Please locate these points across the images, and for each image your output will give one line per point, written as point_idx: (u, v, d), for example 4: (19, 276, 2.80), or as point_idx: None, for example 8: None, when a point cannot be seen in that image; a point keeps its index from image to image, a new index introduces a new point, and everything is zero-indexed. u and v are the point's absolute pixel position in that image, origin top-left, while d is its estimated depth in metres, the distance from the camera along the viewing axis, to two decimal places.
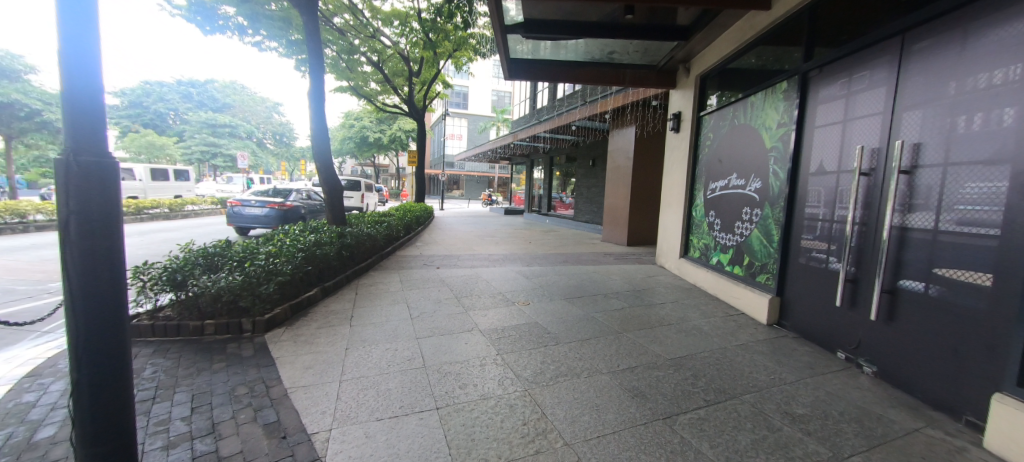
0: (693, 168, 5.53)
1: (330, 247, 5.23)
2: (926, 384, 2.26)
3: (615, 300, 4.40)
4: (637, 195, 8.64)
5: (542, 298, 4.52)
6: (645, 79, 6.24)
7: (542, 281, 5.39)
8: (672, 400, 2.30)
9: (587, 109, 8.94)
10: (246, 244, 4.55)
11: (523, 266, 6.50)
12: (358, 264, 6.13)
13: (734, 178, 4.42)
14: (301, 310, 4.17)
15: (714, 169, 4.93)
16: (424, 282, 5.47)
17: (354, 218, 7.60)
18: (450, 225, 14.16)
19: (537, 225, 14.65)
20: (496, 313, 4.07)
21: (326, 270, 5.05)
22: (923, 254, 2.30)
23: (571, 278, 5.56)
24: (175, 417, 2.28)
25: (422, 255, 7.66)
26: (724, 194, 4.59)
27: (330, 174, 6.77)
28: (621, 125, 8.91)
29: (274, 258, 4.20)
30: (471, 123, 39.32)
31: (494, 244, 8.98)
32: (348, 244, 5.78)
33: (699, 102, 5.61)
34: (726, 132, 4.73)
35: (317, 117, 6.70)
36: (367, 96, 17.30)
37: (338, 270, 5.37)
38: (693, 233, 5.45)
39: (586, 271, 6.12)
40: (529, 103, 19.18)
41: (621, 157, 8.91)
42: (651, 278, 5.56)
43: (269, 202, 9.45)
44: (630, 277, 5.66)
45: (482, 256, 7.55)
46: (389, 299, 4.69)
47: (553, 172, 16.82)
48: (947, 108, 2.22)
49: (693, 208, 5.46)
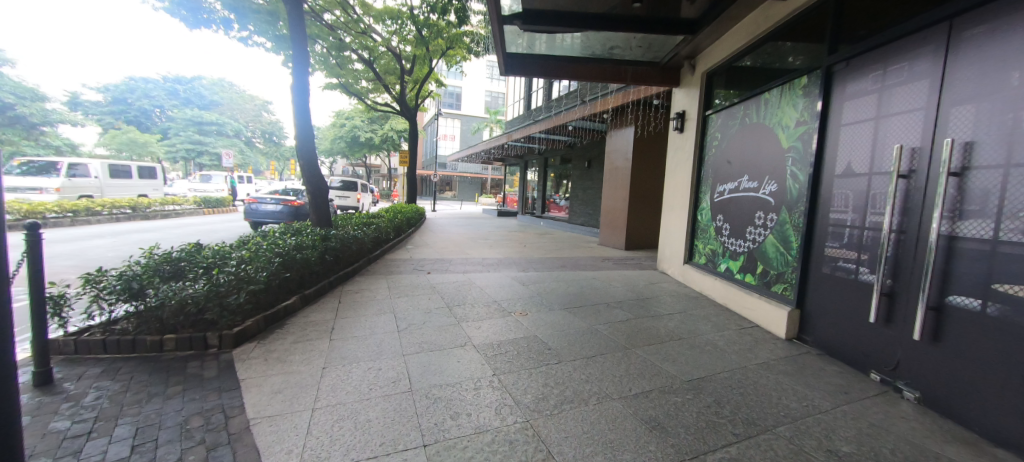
0: (699, 169, 5.27)
1: (312, 251, 4.85)
2: (983, 413, 2.00)
3: (619, 310, 4.09)
4: (636, 197, 8.38)
5: (540, 308, 4.20)
6: (647, 77, 5.98)
7: (539, 288, 5.07)
8: (698, 436, 1.98)
9: (585, 109, 8.67)
10: (218, 248, 4.16)
11: (519, 271, 6.17)
12: (343, 268, 5.74)
13: (744, 180, 4.16)
14: (277, 321, 3.78)
15: (722, 171, 4.68)
16: (414, 289, 5.11)
17: (341, 220, 7.20)
18: (442, 227, 13.82)
19: (531, 227, 14.36)
20: (491, 325, 3.73)
21: (308, 276, 4.66)
22: (977, 267, 2.03)
23: (570, 285, 5.25)
24: (108, 459, 1.90)
25: (412, 259, 7.29)
26: (734, 197, 4.33)
27: (315, 173, 6.35)
28: (620, 125, 8.65)
29: (246, 264, 3.79)
30: (464, 123, 38.98)
31: (488, 248, 8.65)
32: (332, 248, 5.39)
33: (705, 100, 5.35)
34: (736, 131, 4.48)
35: (301, 112, 6.26)
36: (358, 94, 16.89)
37: (321, 276, 4.99)
38: (699, 238, 5.18)
39: (585, 277, 5.81)
40: (523, 103, 18.91)
41: (620, 158, 8.65)
42: (654, 285, 5.28)
43: (283, 200, 10.45)
44: (631, 283, 5.37)
45: (475, 260, 7.21)
46: (374, 308, 4.32)
47: (547, 173, 16.56)
48: (1007, 102, 1.95)
49: (699, 212, 5.21)
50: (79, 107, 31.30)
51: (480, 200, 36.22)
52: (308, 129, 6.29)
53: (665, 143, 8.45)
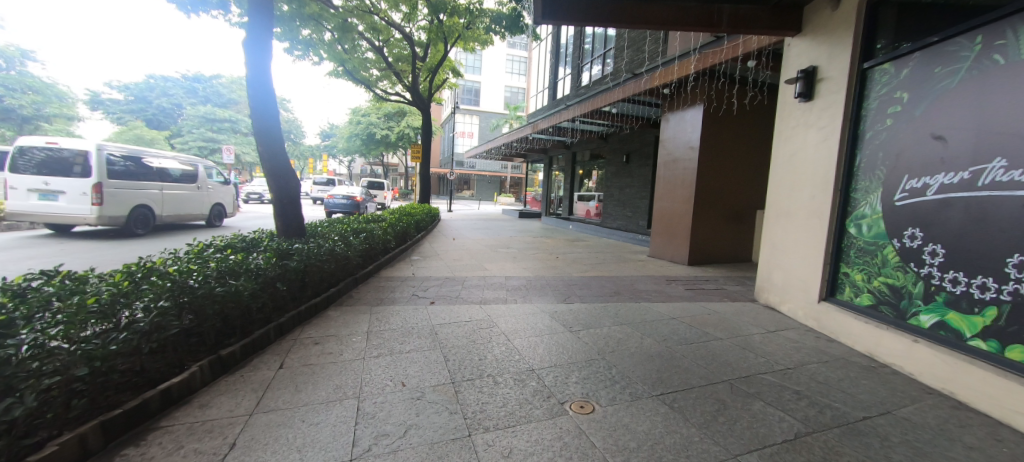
0: (848, 155, 3.36)
1: (246, 281, 3.20)
2: None
3: (764, 403, 2.25)
4: (703, 198, 6.49)
5: (615, 395, 2.36)
6: (752, 19, 4.05)
7: (595, 338, 3.28)
8: None
9: (637, 85, 6.79)
10: (76, 283, 2.53)
11: (557, 301, 4.43)
12: (312, 297, 4.14)
13: (1001, 169, 2.25)
14: (143, 421, 2.11)
15: (918, 156, 2.76)
16: (406, 336, 3.37)
17: (322, 227, 5.59)
18: (456, 231, 12.26)
19: (559, 231, 12.54)
20: (531, 445, 1.89)
21: (240, 317, 3.06)
22: None
23: (645, 333, 3.39)
24: None
25: (412, 278, 5.59)
26: (967, 199, 2.42)
27: (282, 167, 4.69)
28: (681, 106, 6.77)
29: (85, 323, 2.06)
30: (482, 120, 37.41)
31: (510, 260, 6.92)
32: (290, 271, 3.75)
33: (867, 40, 3.34)
34: (960, 85, 2.54)
35: (257, 81, 4.52)
36: (367, 81, 15.26)
37: (265, 315, 3.34)
38: (852, 263, 3.27)
39: (657, 313, 3.96)
40: (548, 92, 16.96)
41: (680, 147, 6.76)
42: (779, 335, 3.36)
43: (352, 197, 17.26)
44: (742, 329, 3.46)
45: (495, 280, 5.42)
46: (330, 381, 2.56)
47: (576, 170, 14.67)
48: None
49: (850, 222, 3.31)
50: (99, 105, 31.91)
51: (499, 201, 34.63)
52: (268, 106, 4.57)
53: (739, 126, 6.55)
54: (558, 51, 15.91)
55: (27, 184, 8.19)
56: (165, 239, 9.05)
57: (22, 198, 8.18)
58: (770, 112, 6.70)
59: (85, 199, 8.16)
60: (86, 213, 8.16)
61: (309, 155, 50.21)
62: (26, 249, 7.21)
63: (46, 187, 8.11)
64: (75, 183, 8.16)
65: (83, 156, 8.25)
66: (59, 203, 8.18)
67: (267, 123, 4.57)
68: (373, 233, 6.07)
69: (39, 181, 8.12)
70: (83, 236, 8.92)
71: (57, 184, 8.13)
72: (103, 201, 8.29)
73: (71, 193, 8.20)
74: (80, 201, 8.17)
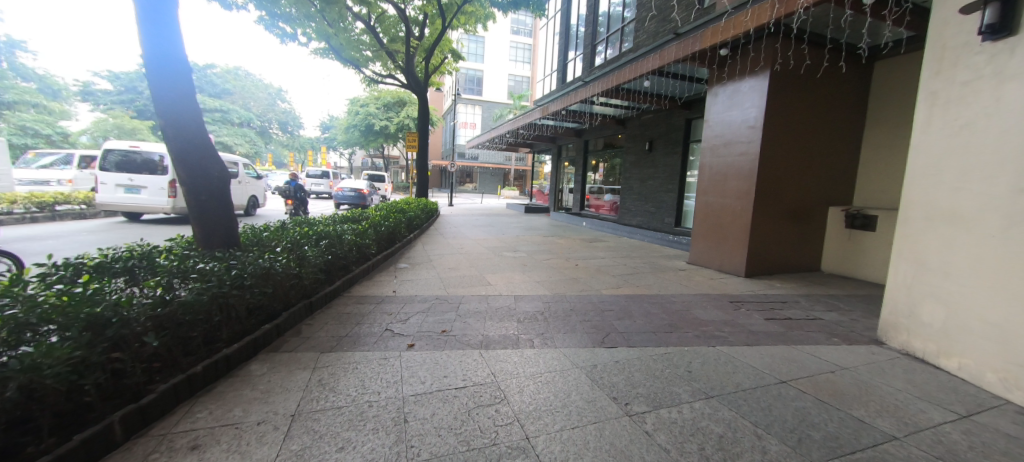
0: None
1: (80, 334, 1.85)
2: None
3: None
4: (767, 192, 5.08)
5: None
6: None
7: (675, 435, 1.89)
8: None
9: (681, 49, 5.35)
10: None
11: (590, 341, 3.06)
12: (232, 343, 2.78)
13: None
14: None
15: None
16: (353, 426, 2.00)
17: (271, 233, 4.22)
18: (455, 228, 10.92)
19: (571, 230, 11.16)
20: None
21: (56, 405, 1.67)
22: None
23: (760, 422, 1.99)
24: None
25: (387, 300, 4.18)
26: None
27: (194, 145, 3.28)
28: (737, 75, 5.34)
29: None
30: (485, 110, 35.83)
31: (518, 270, 5.60)
32: (186, 306, 2.41)
33: None
34: None
35: (157, 29, 3.11)
36: (355, 62, 13.51)
37: (125, 388, 2.00)
38: None
39: (753, 369, 2.58)
40: (556, 76, 15.37)
41: (735, 126, 5.33)
42: (990, 428, 1.97)
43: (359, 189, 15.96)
44: (913, 414, 2.09)
45: (500, 303, 4.03)
46: None
47: (589, 160, 13.19)
48: None
49: None
50: (90, 96, 30.98)
51: (503, 194, 33.13)
52: (171, 57, 3.17)
53: (813, 100, 5.12)
54: (568, 30, 14.36)
55: (110, 179, 8.63)
56: (157, 230, 8.29)
57: (107, 191, 8.60)
58: (847, 84, 5.29)
59: (163, 192, 8.67)
60: (164, 205, 8.66)
61: (308, 147, 49.16)
62: (113, 234, 7.74)
63: (130, 182, 8.59)
64: (154, 178, 8.64)
65: (159, 157, 8.74)
66: (141, 196, 8.68)
67: (173, 86, 3.17)
68: (342, 239, 4.66)
69: (122, 177, 8.55)
70: (154, 222, 9.44)
71: (140, 180, 8.63)
72: (178, 194, 8.81)
73: (151, 187, 8.69)
74: (159, 194, 8.66)
